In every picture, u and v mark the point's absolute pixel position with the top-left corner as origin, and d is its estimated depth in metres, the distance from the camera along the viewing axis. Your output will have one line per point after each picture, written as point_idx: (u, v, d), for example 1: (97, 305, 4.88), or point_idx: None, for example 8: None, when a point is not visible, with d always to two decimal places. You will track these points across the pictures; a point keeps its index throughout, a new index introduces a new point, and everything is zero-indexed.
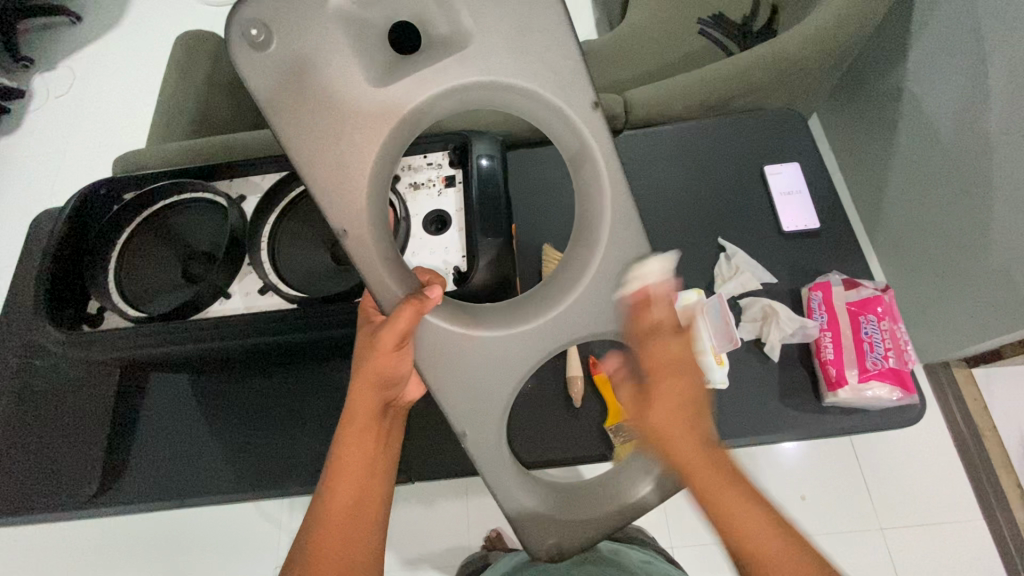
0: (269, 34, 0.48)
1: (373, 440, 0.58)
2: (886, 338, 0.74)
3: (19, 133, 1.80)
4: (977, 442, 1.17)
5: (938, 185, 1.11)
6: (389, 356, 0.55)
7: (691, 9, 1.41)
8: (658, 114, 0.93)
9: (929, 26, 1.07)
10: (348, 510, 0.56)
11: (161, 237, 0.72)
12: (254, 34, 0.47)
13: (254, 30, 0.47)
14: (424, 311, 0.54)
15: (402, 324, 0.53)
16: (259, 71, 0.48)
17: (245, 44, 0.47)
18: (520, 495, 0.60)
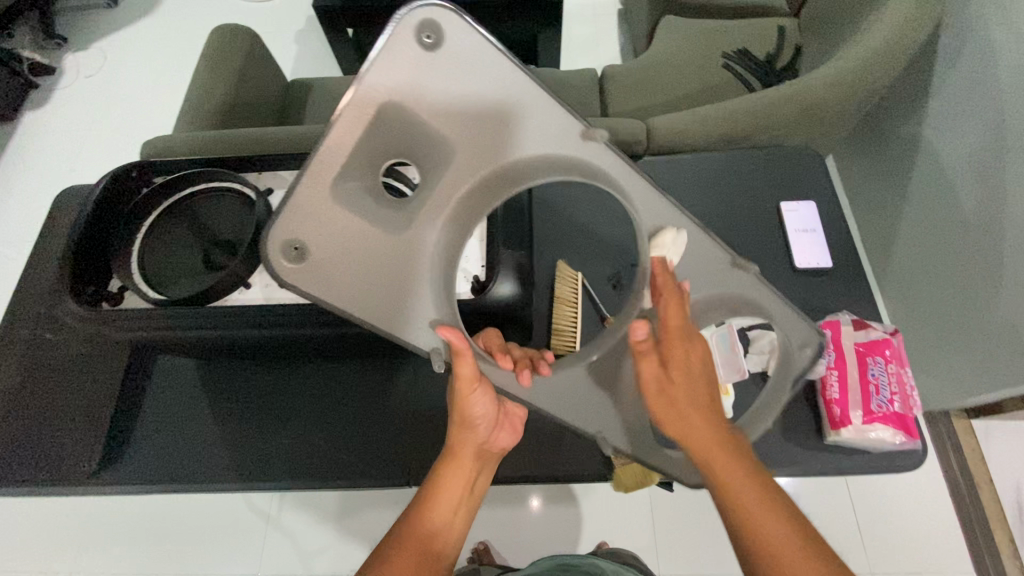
0: (436, 44, 0.44)
1: (470, 469, 0.65)
2: (892, 382, 0.74)
3: (46, 108, 1.83)
4: (971, 493, 1.17)
5: (949, 233, 1.12)
6: (472, 385, 0.61)
7: (718, 41, 1.44)
8: (681, 142, 0.95)
9: (951, 78, 1.10)
10: (447, 510, 0.62)
11: (186, 222, 0.73)
12: (427, 40, 0.44)
13: (428, 36, 0.43)
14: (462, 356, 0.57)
15: (466, 367, 0.58)
16: (431, 76, 0.45)
17: (416, 45, 0.44)
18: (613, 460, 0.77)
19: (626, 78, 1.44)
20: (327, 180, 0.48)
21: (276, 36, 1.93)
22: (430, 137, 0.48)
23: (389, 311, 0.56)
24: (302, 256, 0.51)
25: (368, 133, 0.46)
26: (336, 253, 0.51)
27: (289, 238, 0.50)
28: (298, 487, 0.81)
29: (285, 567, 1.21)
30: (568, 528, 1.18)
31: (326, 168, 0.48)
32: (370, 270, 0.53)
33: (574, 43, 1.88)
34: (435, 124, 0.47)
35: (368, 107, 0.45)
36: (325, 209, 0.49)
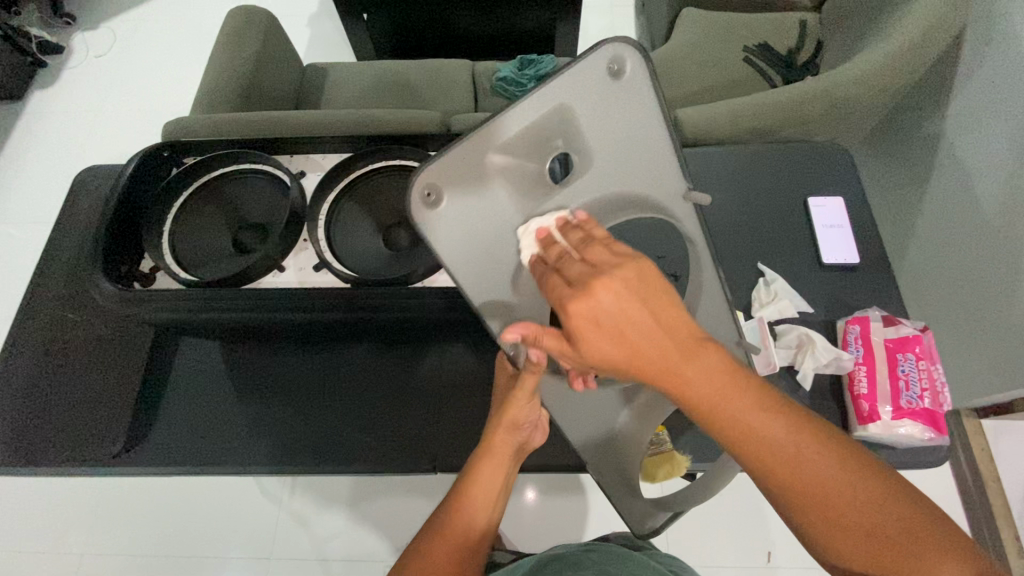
0: (620, 73, 0.52)
1: (504, 470, 0.64)
2: (922, 378, 0.75)
3: (54, 87, 1.81)
4: (980, 491, 1.18)
5: (967, 232, 1.12)
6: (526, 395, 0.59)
7: (738, 34, 1.42)
8: (707, 135, 0.95)
9: (975, 76, 1.09)
10: (483, 509, 0.61)
11: (218, 204, 0.73)
12: (616, 68, 0.51)
13: (617, 65, 0.51)
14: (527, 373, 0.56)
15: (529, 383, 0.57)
16: (605, 96, 0.52)
17: (606, 71, 0.51)
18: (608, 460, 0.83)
19: None
20: (494, 145, 0.50)
21: (287, 20, 1.90)
22: (585, 150, 0.53)
23: (484, 285, 0.54)
24: (437, 204, 0.50)
25: (547, 121, 0.51)
26: (462, 216, 0.51)
27: (435, 181, 0.50)
28: (321, 472, 0.81)
29: (297, 552, 1.22)
30: (578, 518, 1.18)
31: (502, 133, 0.50)
32: (487, 236, 0.52)
33: (590, 33, 1.86)
34: (596, 138, 0.53)
35: (556, 101, 0.51)
36: (480, 166, 0.50)
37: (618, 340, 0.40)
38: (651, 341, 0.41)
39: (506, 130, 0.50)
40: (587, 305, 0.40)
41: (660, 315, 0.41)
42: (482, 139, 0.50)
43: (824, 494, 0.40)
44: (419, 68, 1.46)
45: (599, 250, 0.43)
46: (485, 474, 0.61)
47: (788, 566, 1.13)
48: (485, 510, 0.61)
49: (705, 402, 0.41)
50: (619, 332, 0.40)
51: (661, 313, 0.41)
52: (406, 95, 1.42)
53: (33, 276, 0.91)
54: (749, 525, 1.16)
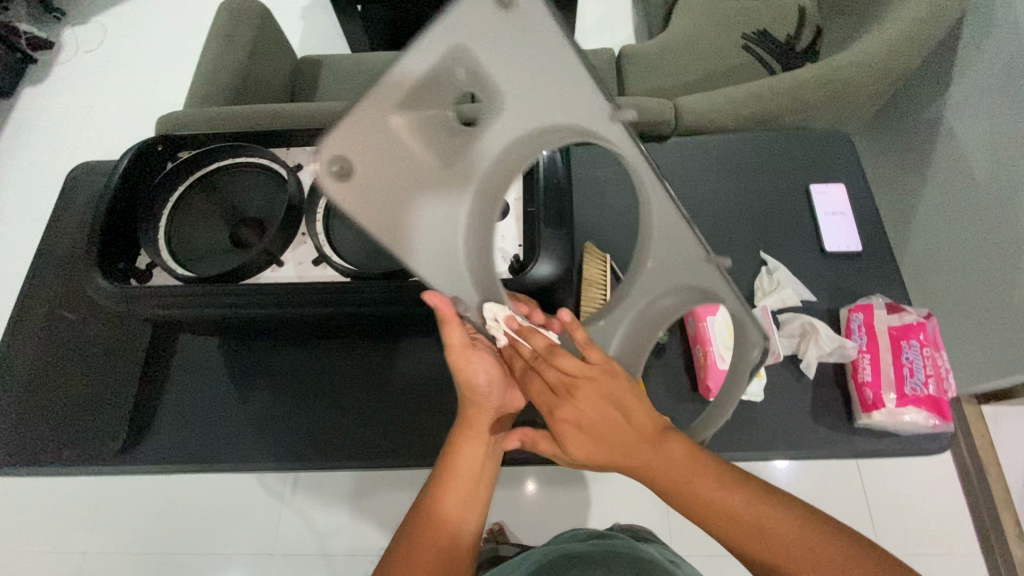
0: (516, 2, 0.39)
1: (483, 446, 0.61)
2: (927, 365, 0.75)
3: (45, 83, 1.79)
4: (980, 476, 1.19)
5: (967, 219, 1.12)
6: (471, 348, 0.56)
7: (736, 21, 1.41)
8: (707, 120, 0.93)
9: (976, 60, 1.07)
10: (463, 493, 0.60)
11: (213, 198, 0.72)
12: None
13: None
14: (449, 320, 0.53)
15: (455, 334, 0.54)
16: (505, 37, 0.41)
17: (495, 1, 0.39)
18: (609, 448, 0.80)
19: (641, 60, 1.42)
20: (396, 103, 0.42)
21: (279, 12, 1.88)
22: (500, 91, 0.44)
23: (426, 253, 0.50)
24: (349, 178, 0.44)
25: (449, 63, 0.41)
26: (376, 190, 0.45)
27: (342, 152, 0.43)
28: (322, 468, 0.80)
29: (300, 547, 1.22)
30: (579, 509, 1.19)
31: (403, 86, 0.41)
32: (415, 201, 0.47)
33: (586, 22, 1.84)
34: (512, 75, 0.43)
35: (453, 41, 0.40)
36: (388, 130, 0.43)
37: (591, 435, 0.53)
38: (617, 438, 0.53)
39: (399, 92, 0.41)
40: (567, 410, 0.53)
41: (623, 417, 0.52)
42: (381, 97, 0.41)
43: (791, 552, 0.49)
44: None
45: (570, 361, 0.52)
46: (462, 453, 0.60)
47: None
48: (468, 494, 0.60)
49: (666, 484, 0.52)
50: (590, 433, 0.53)
51: (624, 415, 0.52)
52: None
53: (29, 273, 0.90)
54: None
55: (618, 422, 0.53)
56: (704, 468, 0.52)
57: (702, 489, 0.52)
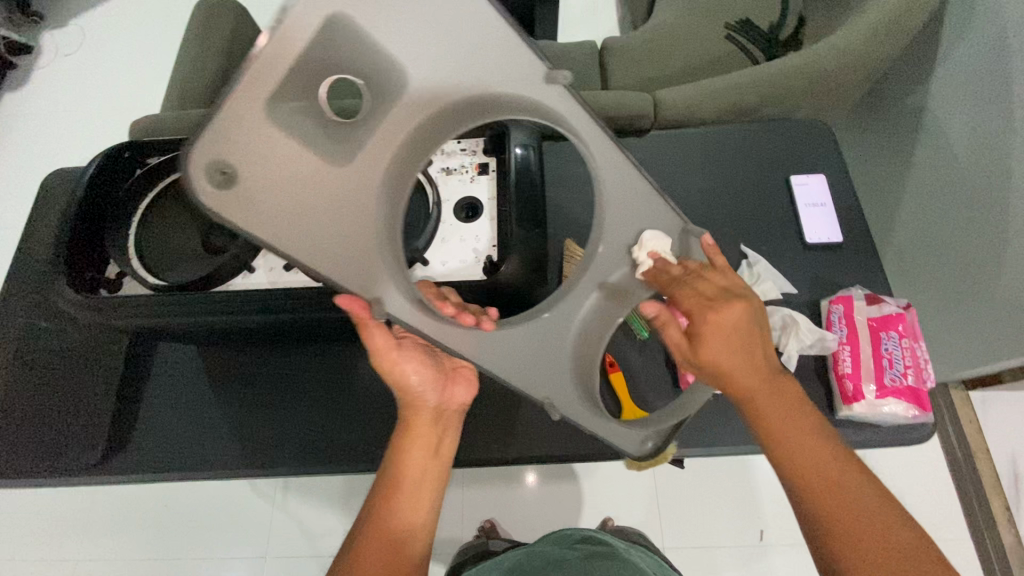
0: None
1: (426, 446, 0.61)
2: (906, 356, 0.75)
3: (23, 89, 1.76)
4: (968, 462, 1.19)
5: (951, 206, 1.11)
6: (391, 349, 0.61)
7: (719, 10, 1.39)
8: (686, 117, 0.94)
9: (957, 45, 1.06)
10: (408, 493, 0.59)
11: (183, 206, 0.71)
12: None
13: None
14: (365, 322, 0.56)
15: (376, 336, 0.60)
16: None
17: None
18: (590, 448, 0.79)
19: (625, 54, 1.41)
20: (263, 96, 0.40)
21: (259, 11, 1.85)
22: (380, 60, 0.43)
23: (333, 258, 0.48)
24: (230, 184, 0.42)
25: (316, 41, 0.40)
26: (265, 188, 0.43)
27: (221, 156, 0.41)
28: (302, 474, 0.80)
29: (292, 549, 1.22)
30: (570, 505, 1.18)
31: (267, 76, 0.40)
32: (309, 204, 0.45)
33: (570, 16, 1.83)
34: (389, 44, 0.43)
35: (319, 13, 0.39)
36: (260, 127, 0.41)
37: (726, 345, 0.56)
38: (747, 356, 0.56)
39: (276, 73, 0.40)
40: (719, 317, 0.56)
41: (757, 339, 0.57)
42: (246, 93, 0.39)
43: (881, 516, 0.51)
44: None
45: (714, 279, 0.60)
46: (406, 453, 0.60)
47: (780, 544, 1.14)
48: (413, 496, 0.59)
49: (772, 414, 0.56)
50: (729, 343, 0.56)
51: (761, 339, 0.58)
52: None
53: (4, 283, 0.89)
54: (741, 504, 1.17)
55: (751, 344, 0.57)
56: (809, 417, 0.56)
57: (803, 434, 0.55)
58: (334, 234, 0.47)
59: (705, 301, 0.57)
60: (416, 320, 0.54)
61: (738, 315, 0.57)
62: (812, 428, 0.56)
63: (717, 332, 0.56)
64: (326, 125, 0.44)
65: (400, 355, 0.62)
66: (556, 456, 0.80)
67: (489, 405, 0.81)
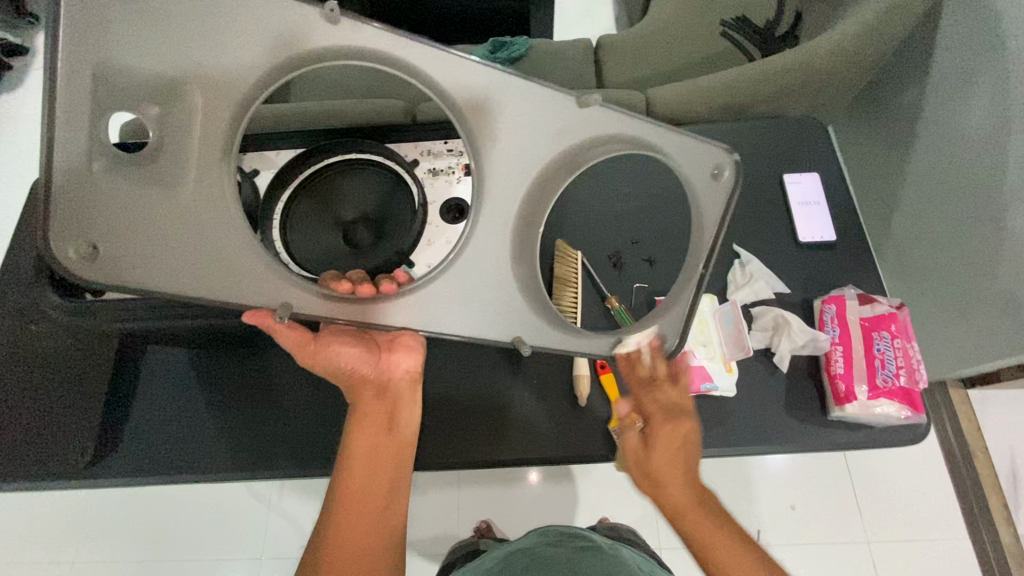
0: None
1: (374, 429, 0.64)
2: (898, 356, 0.74)
3: (19, 91, 1.76)
4: (966, 461, 1.18)
5: (948, 203, 1.10)
6: (311, 344, 0.60)
7: (715, 8, 1.38)
8: (678, 113, 0.92)
9: (954, 42, 1.05)
10: (364, 476, 0.62)
11: None
12: None
13: None
14: (273, 330, 0.57)
15: (289, 338, 0.59)
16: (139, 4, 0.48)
17: None
18: (582, 448, 0.79)
19: (621, 53, 1.40)
20: (76, 174, 0.47)
21: None
22: (146, 55, 0.49)
23: (206, 267, 0.53)
24: (96, 255, 0.49)
25: (91, 94, 0.47)
26: (126, 247, 0.50)
27: (76, 240, 0.48)
28: (291, 476, 0.80)
29: (288, 550, 1.21)
30: (565, 505, 1.18)
31: (67, 146, 0.47)
32: (172, 247, 0.52)
33: (567, 14, 1.82)
34: (149, 35, 0.48)
35: (83, 69, 0.46)
36: (93, 194, 0.48)
37: (674, 461, 0.60)
38: (686, 472, 0.61)
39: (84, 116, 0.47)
40: (669, 433, 0.61)
41: (694, 458, 0.62)
42: (61, 175, 0.47)
43: None
44: None
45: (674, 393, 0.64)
46: (357, 439, 0.63)
47: (776, 544, 1.13)
48: (370, 477, 0.63)
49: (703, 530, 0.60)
50: (673, 458, 0.60)
51: (694, 458, 0.62)
52: None
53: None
54: (737, 504, 1.16)
55: (691, 455, 0.62)
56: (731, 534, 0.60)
57: (726, 547, 0.59)
58: (218, 250, 0.54)
59: (663, 412, 0.62)
60: (316, 307, 0.57)
61: (680, 433, 0.61)
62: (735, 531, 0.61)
63: (667, 443, 0.61)
64: (154, 160, 0.51)
65: (325, 343, 0.61)
66: (547, 459, 0.79)
67: (478, 409, 0.81)
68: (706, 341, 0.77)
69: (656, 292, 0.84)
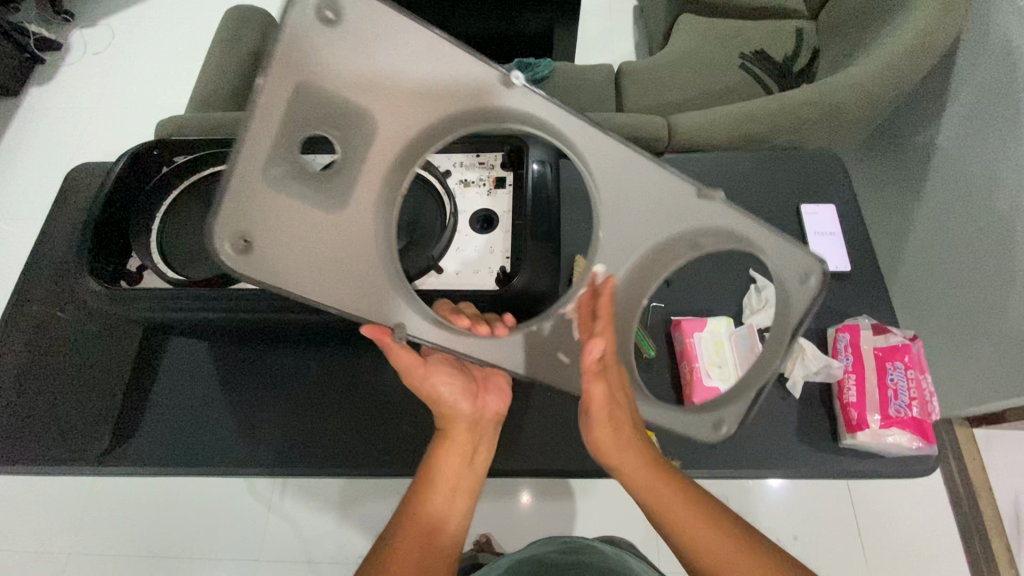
0: (340, 14, 0.45)
1: (460, 456, 0.63)
2: (911, 387, 0.75)
3: (50, 84, 1.81)
4: (971, 501, 1.17)
5: (958, 242, 1.12)
6: (419, 367, 0.61)
7: (735, 41, 1.42)
8: (699, 139, 0.95)
9: (969, 86, 1.08)
10: (439, 498, 0.61)
11: (205, 204, 0.72)
12: (326, 14, 0.45)
13: (328, 11, 0.45)
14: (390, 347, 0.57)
15: (400, 357, 0.59)
16: (347, 48, 0.46)
17: (314, 16, 0.45)
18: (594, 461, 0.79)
19: (642, 77, 1.43)
20: (250, 176, 0.47)
21: None
22: (346, 100, 0.48)
23: (345, 290, 0.54)
24: (247, 249, 0.48)
25: (284, 112, 0.46)
26: (278, 251, 0.50)
27: (238, 229, 0.47)
28: (304, 475, 0.80)
29: (285, 552, 1.21)
30: (566, 522, 1.18)
31: (255, 152, 0.46)
32: (323, 261, 0.52)
33: (588, 39, 1.86)
34: (349, 84, 0.48)
35: (279, 83, 0.46)
36: (269, 198, 0.48)
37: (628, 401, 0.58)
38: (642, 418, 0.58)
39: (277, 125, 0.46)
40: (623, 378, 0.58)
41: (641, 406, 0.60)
42: (241, 169, 0.46)
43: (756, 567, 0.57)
44: None
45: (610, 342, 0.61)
46: (442, 460, 0.62)
47: None
48: (444, 501, 0.61)
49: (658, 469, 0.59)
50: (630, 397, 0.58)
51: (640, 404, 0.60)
52: None
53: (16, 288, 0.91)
54: None
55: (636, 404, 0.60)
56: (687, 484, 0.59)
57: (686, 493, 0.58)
58: (358, 279, 0.54)
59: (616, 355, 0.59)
60: (433, 335, 0.59)
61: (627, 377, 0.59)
62: (700, 503, 0.58)
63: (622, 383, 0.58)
64: None
65: (429, 372, 0.62)
66: (558, 470, 0.80)
67: None
68: (720, 360, 0.78)
69: (672, 312, 0.86)
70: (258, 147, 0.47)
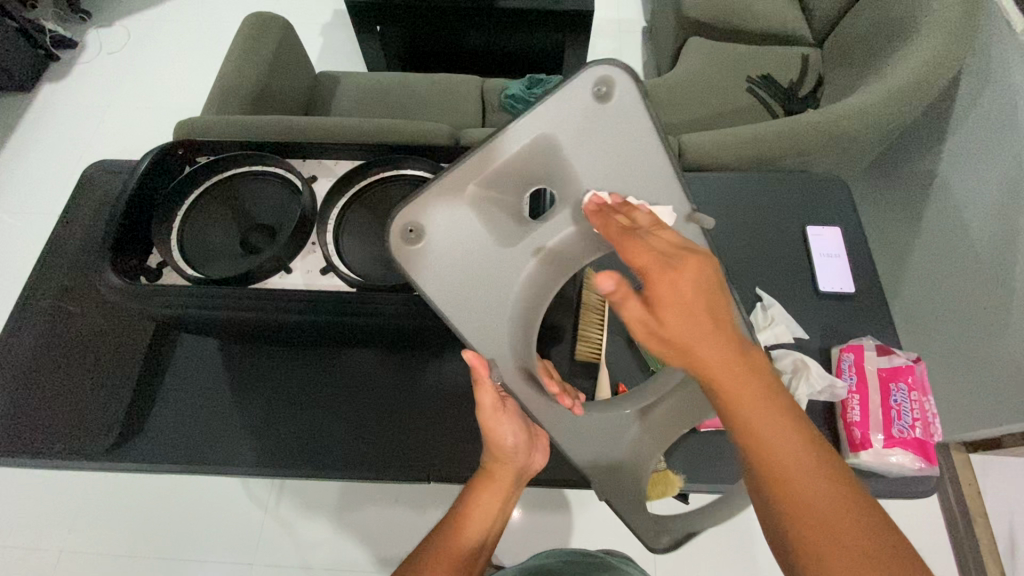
0: (608, 97, 0.53)
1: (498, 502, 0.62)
2: (914, 408, 0.77)
3: (64, 81, 1.83)
4: (967, 527, 1.17)
5: (958, 269, 1.14)
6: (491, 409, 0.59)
7: (743, 65, 1.46)
8: (710, 160, 0.97)
9: (971, 116, 1.11)
10: (473, 541, 0.59)
11: (226, 204, 0.74)
12: (600, 92, 0.53)
13: (602, 89, 0.53)
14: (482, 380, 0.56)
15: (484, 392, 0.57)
16: (602, 123, 0.53)
17: (590, 96, 0.53)
18: None
19: (651, 96, 1.46)
20: (469, 181, 0.53)
21: (301, 28, 1.93)
22: (568, 172, 0.54)
23: (471, 316, 0.56)
24: (416, 238, 0.53)
25: (524, 157, 0.54)
26: (442, 251, 0.54)
27: (419, 220, 0.53)
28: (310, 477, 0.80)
29: (279, 558, 1.20)
30: (564, 536, 1.18)
31: (483, 167, 0.53)
32: (468, 283, 0.55)
33: (598, 58, 1.90)
34: (578, 158, 0.54)
35: (533, 134, 0.53)
36: (462, 207, 0.53)
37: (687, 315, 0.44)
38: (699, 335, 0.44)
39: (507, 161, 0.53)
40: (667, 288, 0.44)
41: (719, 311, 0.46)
42: (452, 175, 0.53)
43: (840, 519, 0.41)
44: (427, 81, 1.44)
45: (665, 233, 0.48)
46: (483, 503, 0.60)
47: None
48: (477, 546, 0.59)
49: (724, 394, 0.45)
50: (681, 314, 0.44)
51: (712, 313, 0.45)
52: (414, 110, 1.39)
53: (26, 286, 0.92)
54: (736, 551, 1.15)
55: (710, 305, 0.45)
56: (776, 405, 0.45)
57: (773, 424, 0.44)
58: (485, 309, 0.56)
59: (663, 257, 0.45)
60: (518, 386, 0.59)
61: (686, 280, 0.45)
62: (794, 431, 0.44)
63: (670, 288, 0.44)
64: None
65: (500, 417, 0.60)
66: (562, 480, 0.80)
67: None
68: None
69: None
70: (484, 168, 0.53)
